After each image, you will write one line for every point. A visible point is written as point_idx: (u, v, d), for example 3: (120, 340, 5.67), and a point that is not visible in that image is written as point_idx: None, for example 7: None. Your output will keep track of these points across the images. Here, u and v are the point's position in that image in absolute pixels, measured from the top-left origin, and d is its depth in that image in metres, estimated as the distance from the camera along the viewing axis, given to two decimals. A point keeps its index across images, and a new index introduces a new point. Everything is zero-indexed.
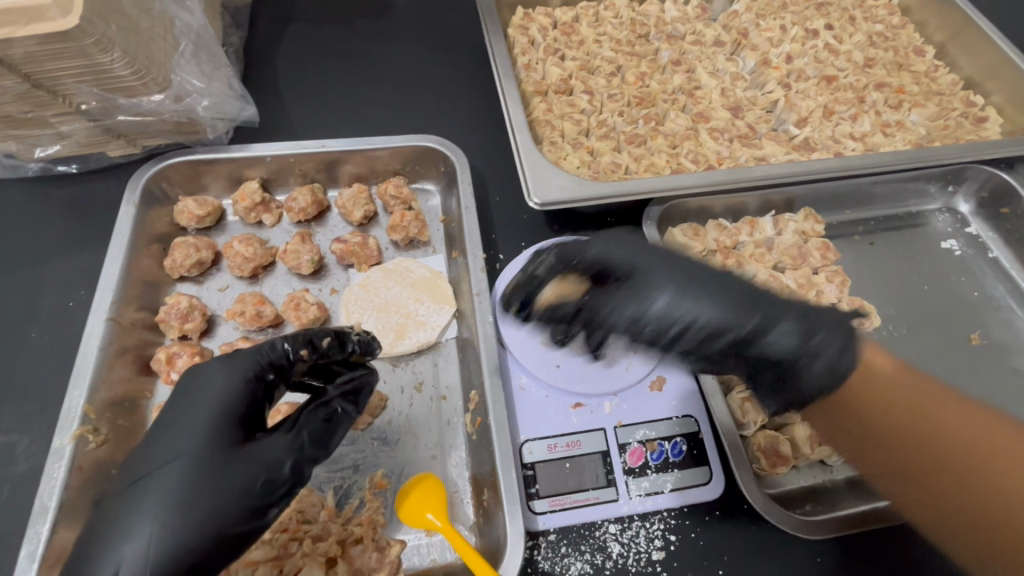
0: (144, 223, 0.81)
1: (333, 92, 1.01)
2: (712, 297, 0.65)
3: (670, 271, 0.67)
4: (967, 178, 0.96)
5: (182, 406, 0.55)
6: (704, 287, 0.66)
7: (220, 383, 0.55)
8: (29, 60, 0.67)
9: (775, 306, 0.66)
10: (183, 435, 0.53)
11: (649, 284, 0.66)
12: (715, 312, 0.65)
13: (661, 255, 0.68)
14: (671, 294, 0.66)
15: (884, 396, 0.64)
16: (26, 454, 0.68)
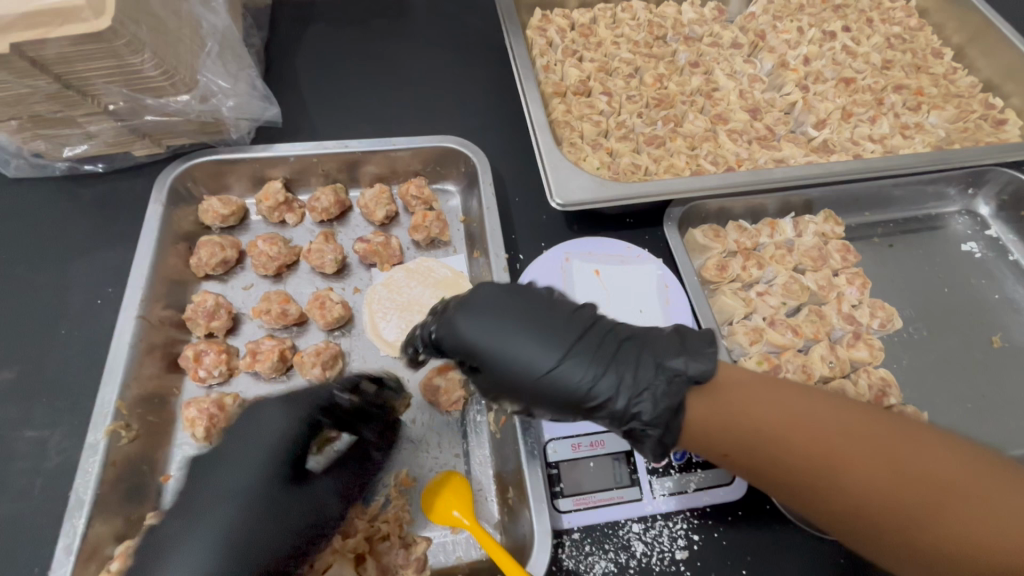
0: (171, 223, 0.82)
1: (354, 93, 1.02)
2: (594, 355, 0.57)
3: (510, 321, 0.58)
4: (988, 181, 0.96)
5: (240, 442, 0.60)
6: (577, 340, 0.58)
7: (281, 428, 0.60)
8: (60, 60, 0.68)
9: (664, 348, 0.57)
10: (243, 471, 0.58)
11: (493, 339, 0.58)
12: (580, 373, 0.56)
13: (504, 299, 0.60)
14: (534, 348, 0.57)
15: (771, 422, 0.50)
16: (58, 450, 0.69)
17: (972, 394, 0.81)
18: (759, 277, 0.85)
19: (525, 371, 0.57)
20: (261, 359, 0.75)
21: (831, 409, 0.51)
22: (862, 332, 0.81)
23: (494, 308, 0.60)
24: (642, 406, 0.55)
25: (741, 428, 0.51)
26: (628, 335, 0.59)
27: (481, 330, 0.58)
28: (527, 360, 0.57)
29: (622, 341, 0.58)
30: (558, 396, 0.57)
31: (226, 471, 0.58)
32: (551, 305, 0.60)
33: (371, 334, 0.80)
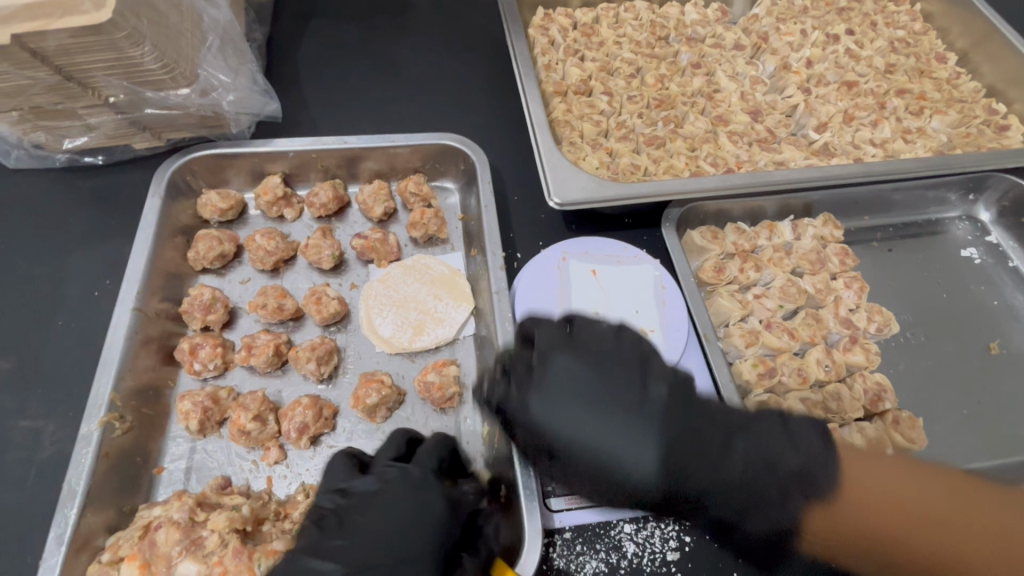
0: (169, 216, 0.82)
1: (354, 89, 1.01)
2: (700, 450, 0.54)
3: (610, 415, 0.55)
4: (990, 186, 0.95)
5: (394, 509, 0.59)
6: (681, 435, 0.55)
7: (450, 514, 0.60)
8: (60, 52, 0.68)
9: (778, 448, 0.54)
10: (407, 543, 0.56)
11: (594, 435, 0.55)
12: (689, 471, 0.54)
13: (598, 386, 0.56)
14: (639, 448, 0.54)
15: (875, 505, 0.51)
16: (52, 440, 0.69)
17: (968, 400, 0.80)
18: (756, 280, 0.85)
19: (629, 469, 0.54)
20: (256, 354, 0.75)
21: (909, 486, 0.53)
22: (859, 336, 0.81)
23: (585, 385, 0.56)
24: (757, 522, 0.53)
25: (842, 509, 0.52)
26: (733, 429, 0.56)
27: (581, 425, 0.55)
28: (631, 461, 0.54)
29: (729, 439, 0.55)
30: (657, 492, 0.55)
31: (411, 534, 0.57)
32: (647, 390, 0.56)
33: (367, 331, 0.80)
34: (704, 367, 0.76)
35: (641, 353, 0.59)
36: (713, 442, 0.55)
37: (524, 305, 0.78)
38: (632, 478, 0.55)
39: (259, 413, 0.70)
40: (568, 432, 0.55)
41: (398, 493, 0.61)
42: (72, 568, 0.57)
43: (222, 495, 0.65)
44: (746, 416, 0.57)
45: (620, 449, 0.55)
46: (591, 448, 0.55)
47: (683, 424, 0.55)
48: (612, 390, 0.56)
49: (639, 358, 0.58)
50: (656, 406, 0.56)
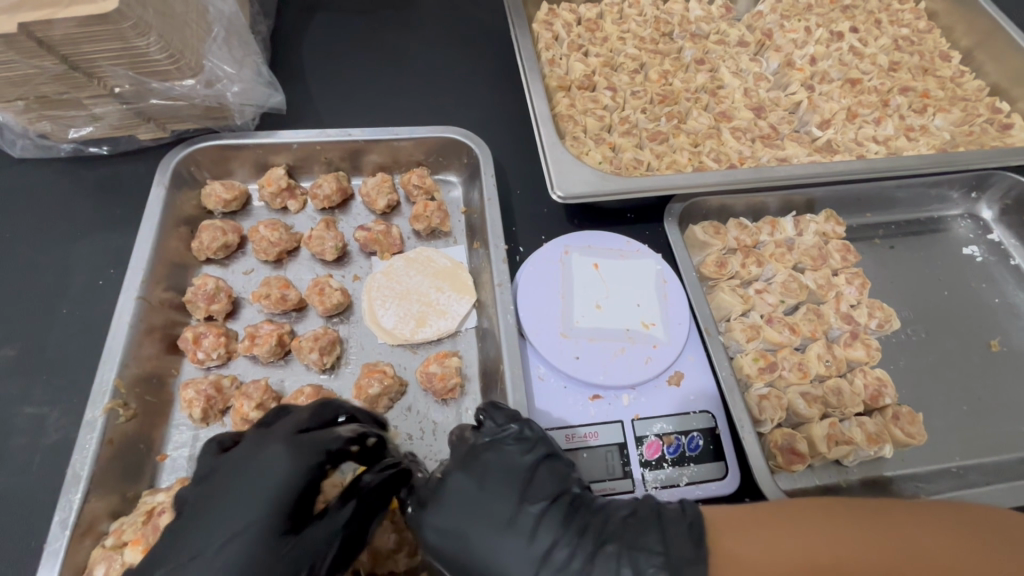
0: (173, 206, 0.82)
1: (359, 82, 1.02)
2: (570, 567, 0.50)
3: (478, 529, 0.53)
4: (993, 184, 0.95)
5: (226, 488, 0.53)
6: (549, 550, 0.51)
7: (288, 468, 0.54)
8: (66, 41, 0.68)
9: (640, 557, 0.48)
10: (239, 513, 0.52)
11: (463, 550, 0.53)
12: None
13: (473, 499, 0.55)
14: (502, 563, 0.51)
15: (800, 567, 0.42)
16: (56, 426, 0.69)
17: (968, 396, 0.80)
18: (758, 275, 0.85)
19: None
20: (259, 343, 0.75)
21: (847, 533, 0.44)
22: (860, 331, 0.81)
23: (475, 497, 0.55)
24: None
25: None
26: (604, 543, 0.50)
27: (450, 542, 0.53)
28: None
29: (604, 556, 0.49)
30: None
31: (237, 517, 0.52)
32: (520, 506, 0.54)
33: (369, 322, 0.80)
34: (706, 360, 0.76)
35: (531, 465, 0.57)
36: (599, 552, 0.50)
37: (526, 298, 0.78)
38: None
39: (262, 402, 0.71)
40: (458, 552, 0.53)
41: (231, 466, 0.55)
42: (75, 552, 0.57)
43: None
44: (626, 526, 0.51)
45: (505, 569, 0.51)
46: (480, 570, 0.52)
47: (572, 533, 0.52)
48: (503, 502, 0.54)
49: (523, 472, 0.57)
50: (543, 520, 0.53)
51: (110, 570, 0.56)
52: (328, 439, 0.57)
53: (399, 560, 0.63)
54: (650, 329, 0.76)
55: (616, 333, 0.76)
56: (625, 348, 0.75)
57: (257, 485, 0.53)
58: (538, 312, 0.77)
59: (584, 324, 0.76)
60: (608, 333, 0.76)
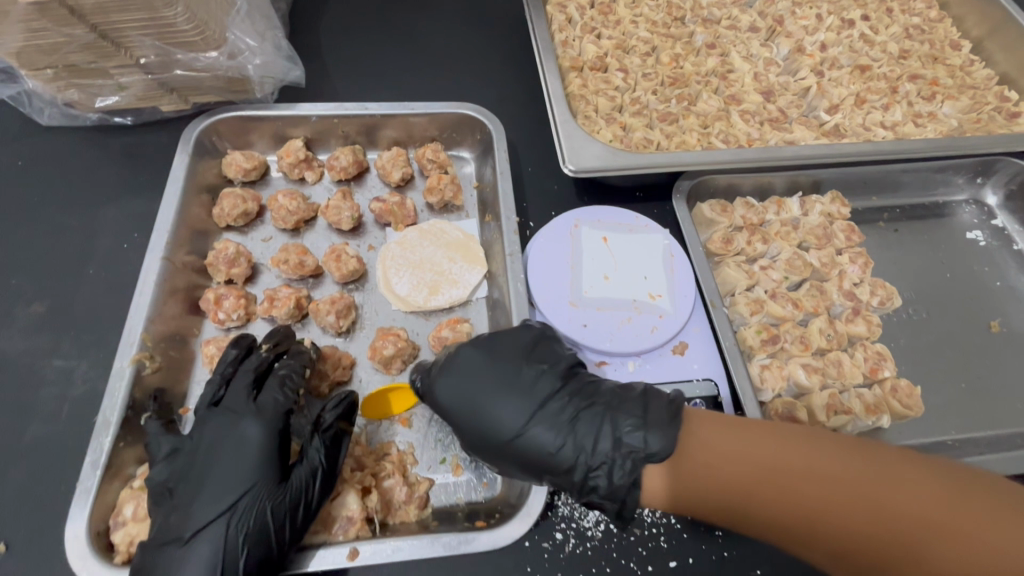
0: (196, 174, 0.85)
1: (375, 59, 1.04)
2: (563, 421, 0.57)
3: (490, 390, 0.60)
4: (998, 170, 0.97)
5: (208, 463, 0.60)
6: (543, 410, 0.58)
7: (260, 431, 0.61)
8: (97, 10, 0.71)
9: (624, 422, 0.56)
10: (233, 479, 0.59)
11: (474, 402, 0.60)
12: (547, 439, 0.57)
13: (486, 367, 0.61)
14: (503, 415, 0.58)
15: (755, 457, 0.51)
16: (84, 379, 0.72)
17: (966, 374, 0.82)
18: (763, 252, 0.87)
19: (495, 437, 0.58)
20: (278, 306, 0.78)
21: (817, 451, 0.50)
22: (862, 308, 0.83)
23: (487, 364, 0.62)
24: (599, 479, 0.55)
25: (717, 479, 0.51)
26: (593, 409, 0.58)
27: (466, 395, 0.60)
28: (496, 425, 0.59)
29: (595, 418, 0.57)
30: (522, 462, 0.58)
31: (228, 490, 0.58)
32: (526, 369, 0.61)
33: (383, 289, 0.83)
34: (710, 332, 0.78)
35: (538, 341, 0.64)
36: (579, 414, 0.58)
37: (537, 269, 0.80)
38: (511, 451, 0.58)
39: None
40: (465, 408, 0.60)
41: (206, 445, 0.61)
42: (105, 492, 0.60)
43: None
44: (612, 397, 0.59)
45: (499, 420, 0.58)
46: (480, 422, 0.59)
47: (560, 398, 0.59)
48: (508, 370, 0.61)
49: (531, 348, 0.63)
50: (541, 386, 0.60)
51: (139, 508, 0.59)
52: (276, 395, 0.65)
53: (410, 512, 0.65)
54: (656, 300, 0.78)
55: (623, 304, 0.78)
56: (631, 318, 0.77)
57: (236, 455, 0.60)
58: (548, 282, 0.79)
59: (592, 294, 0.79)
60: (615, 303, 0.78)
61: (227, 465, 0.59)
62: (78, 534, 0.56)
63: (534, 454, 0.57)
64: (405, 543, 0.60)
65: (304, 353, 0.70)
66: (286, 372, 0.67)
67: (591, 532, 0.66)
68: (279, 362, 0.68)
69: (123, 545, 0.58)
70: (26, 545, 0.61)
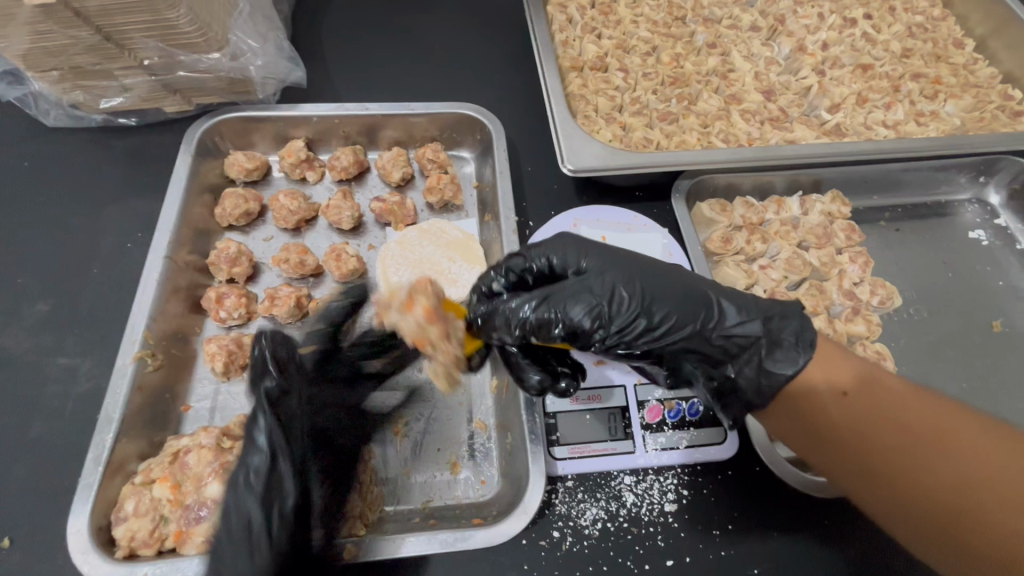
0: (198, 174, 0.86)
1: (376, 61, 1.04)
2: (699, 292, 0.60)
3: (633, 264, 0.62)
4: (1000, 169, 0.96)
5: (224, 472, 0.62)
6: (678, 283, 0.60)
7: (259, 444, 0.61)
8: (101, 12, 0.72)
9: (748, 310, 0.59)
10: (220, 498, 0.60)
11: (603, 266, 0.61)
12: (689, 304, 0.59)
13: (610, 251, 0.63)
14: (652, 282, 0.60)
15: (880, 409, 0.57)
16: (87, 376, 0.73)
17: (967, 374, 0.82)
18: (763, 252, 0.87)
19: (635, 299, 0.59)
20: (278, 304, 0.79)
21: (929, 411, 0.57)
22: (862, 308, 0.83)
23: (619, 249, 0.64)
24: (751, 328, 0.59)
25: (841, 401, 0.58)
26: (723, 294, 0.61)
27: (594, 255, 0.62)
28: (651, 289, 0.60)
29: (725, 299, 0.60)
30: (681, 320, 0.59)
31: (216, 508, 0.59)
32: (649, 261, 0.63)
33: (383, 288, 0.83)
34: None
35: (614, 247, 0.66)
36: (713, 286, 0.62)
37: None
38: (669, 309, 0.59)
39: None
40: (617, 277, 0.60)
41: (205, 462, 0.63)
42: (107, 488, 0.61)
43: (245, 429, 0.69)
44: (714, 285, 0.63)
45: (652, 282, 0.60)
46: (637, 282, 0.60)
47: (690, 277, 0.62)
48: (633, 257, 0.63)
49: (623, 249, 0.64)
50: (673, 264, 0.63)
51: (139, 503, 0.60)
52: (266, 391, 0.65)
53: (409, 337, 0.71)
54: None
55: None
56: None
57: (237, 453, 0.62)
58: None
59: None
60: None
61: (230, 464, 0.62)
62: (80, 529, 0.57)
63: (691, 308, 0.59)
64: (401, 539, 0.61)
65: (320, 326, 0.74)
66: (263, 358, 0.67)
67: (588, 531, 0.66)
68: (265, 348, 0.68)
69: (123, 541, 0.58)
70: (30, 539, 0.62)
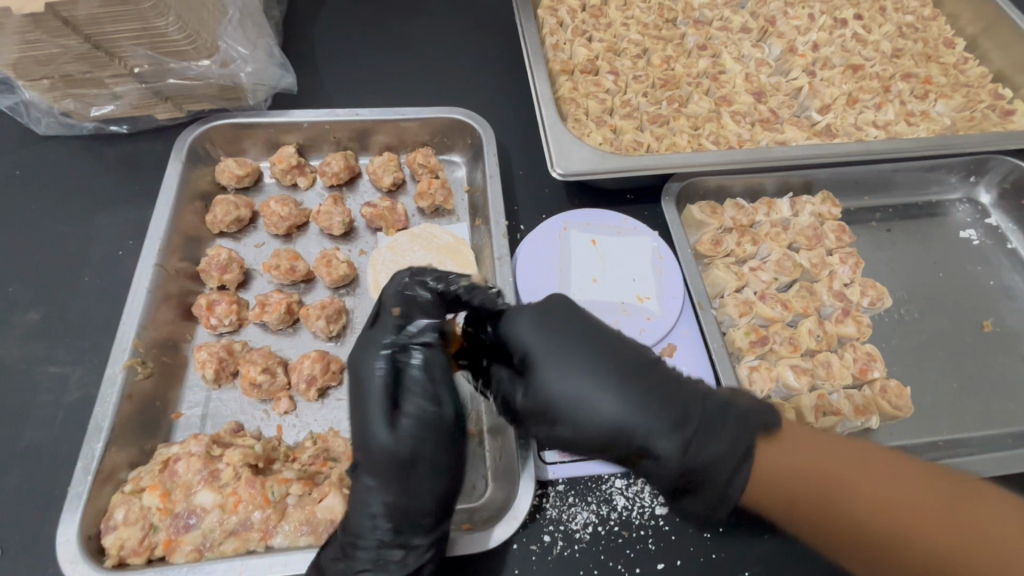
0: (189, 181, 0.86)
1: (367, 66, 1.04)
2: (646, 403, 0.58)
3: (572, 364, 0.60)
4: (991, 169, 0.96)
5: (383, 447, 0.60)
6: (632, 392, 0.59)
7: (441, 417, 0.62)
8: (90, 21, 0.72)
9: (712, 442, 0.56)
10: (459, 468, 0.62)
11: (557, 368, 0.60)
12: (627, 419, 0.58)
13: (559, 337, 0.62)
14: (585, 388, 0.59)
15: (846, 472, 0.54)
16: (78, 384, 0.73)
17: (958, 374, 0.82)
18: (753, 254, 0.88)
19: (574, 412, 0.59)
20: (269, 311, 0.79)
21: (889, 467, 0.54)
22: (852, 309, 0.83)
23: (574, 334, 0.62)
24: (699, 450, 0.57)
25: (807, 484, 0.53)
26: (697, 419, 0.57)
27: (556, 349, 0.61)
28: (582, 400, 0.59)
29: (695, 421, 0.57)
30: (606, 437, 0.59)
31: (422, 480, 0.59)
32: (609, 355, 0.61)
33: (374, 294, 0.84)
34: (698, 333, 0.78)
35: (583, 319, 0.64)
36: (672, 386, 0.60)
37: (524, 273, 0.81)
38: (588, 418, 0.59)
39: (268, 366, 0.74)
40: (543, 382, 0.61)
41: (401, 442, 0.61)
42: (97, 497, 0.61)
43: (236, 436, 0.69)
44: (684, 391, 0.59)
45: (584, 393, 0.59)
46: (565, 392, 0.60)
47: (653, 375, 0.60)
48: (583, 352, 0.61)
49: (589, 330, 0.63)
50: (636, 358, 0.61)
51: (129, 512, 0.60)
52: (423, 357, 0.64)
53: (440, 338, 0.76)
54: (644, 303, 0.79)
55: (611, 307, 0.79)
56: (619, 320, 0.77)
57: (432, 429, 0.61)
58: (536, 287, 0.80)
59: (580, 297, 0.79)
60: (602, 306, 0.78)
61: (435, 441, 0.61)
62: (69, 539, 0.57)
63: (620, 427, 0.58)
64: None
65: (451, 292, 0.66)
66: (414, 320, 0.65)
67: (579, 535, 0.66)
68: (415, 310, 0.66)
69: (112, 550, 0.58)
70: (21, 549, 0.62)
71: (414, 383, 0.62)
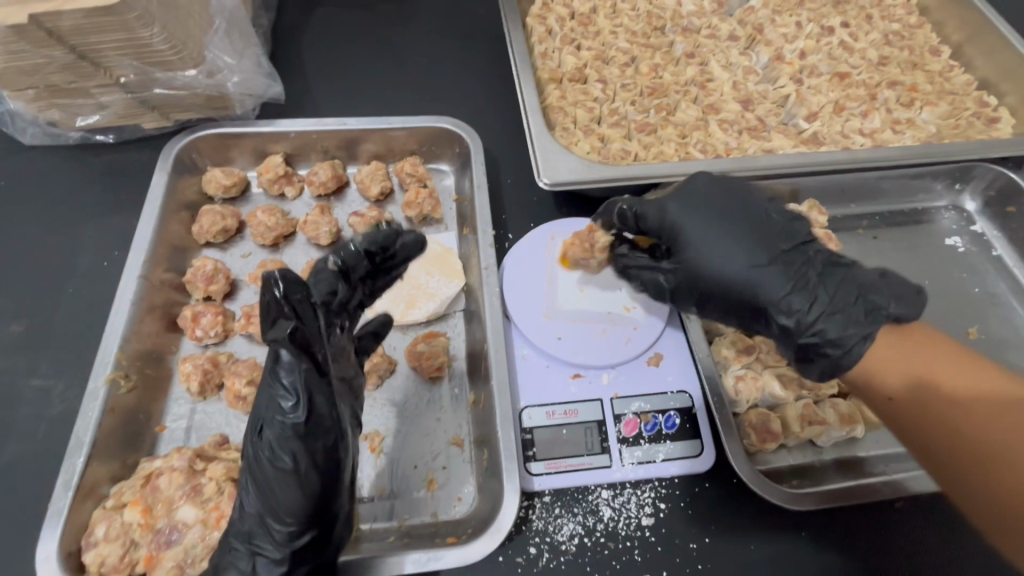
0: (175, 191, 0.86)
1: (356, 75, 1.05)
2: (786, 278, 0.64)
3: (717, 233, 0.67)
4: (976, 176, 0.97)
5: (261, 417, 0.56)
6: (772, 262, 0.65)
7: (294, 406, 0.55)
8: (75, 32, 0.72)
9: (856, 300, 0.62)
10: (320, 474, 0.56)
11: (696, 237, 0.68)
12: (772, 287, 0.64)
13: (705, 212, 0.69)
14: (738, 264, 0.66)
15: (945, 364, 0.61)
16: (62, 397, 0.73)
17: None
18: None
19: (711, 274, 0.67)
20: (255, 322, 0.79)
21: (930, 348, 0.62)
22: None
23: (724, 213, 0.69)
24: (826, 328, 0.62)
25: (890, 404, 0.61)
26: (819, 275, 0.64)
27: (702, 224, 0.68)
28: (722, 270, 0.66)
29: (817, 277, 0.64)
30: (731, 301, 0.67)
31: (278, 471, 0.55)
32: (756, 229, 0.68)
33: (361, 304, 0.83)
34: (684, 343, 0.79)
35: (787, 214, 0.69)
36: (810, 262, 0.65)
37: (512, 282, 0.81)
38: (725, 288, 0.67)
39: (252, 379, 0.74)
40: (690, 253, 0.68)
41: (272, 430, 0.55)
42: (77, 512, 0.60)
43: (221, 449, 0.69)
44: (820, 266, 0.65)
45: (730, 262, 0.66)
46: (704, 262, 0.67)
47: (794, 251, 0.66)
48: (734, 230, 0.67)
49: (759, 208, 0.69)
50: (779, 240, 0.66)
51: (110, 528, 0.60)
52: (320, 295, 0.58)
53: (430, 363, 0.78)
54: (630, 313, 0.80)
55: (598, 317, 0.79)
56: (606, 330, 0.78)
57: (315, 430, 0.56)
58: (524, 297, 0.80)
59: (567, 307, 0.80)
60: (589, 317, 0.79)
61: (329, 435, 0.57)
62: (48, 555, 0.57)
63: (751, 291, 0.66)
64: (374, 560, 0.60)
65: (378, 245, 0.62)
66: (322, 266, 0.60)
67: (565, 546, 0.66)
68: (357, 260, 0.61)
69: (94, 566, 0.58)
70: (1, 565, 0.62)
71: (287, 359, 0.54)
